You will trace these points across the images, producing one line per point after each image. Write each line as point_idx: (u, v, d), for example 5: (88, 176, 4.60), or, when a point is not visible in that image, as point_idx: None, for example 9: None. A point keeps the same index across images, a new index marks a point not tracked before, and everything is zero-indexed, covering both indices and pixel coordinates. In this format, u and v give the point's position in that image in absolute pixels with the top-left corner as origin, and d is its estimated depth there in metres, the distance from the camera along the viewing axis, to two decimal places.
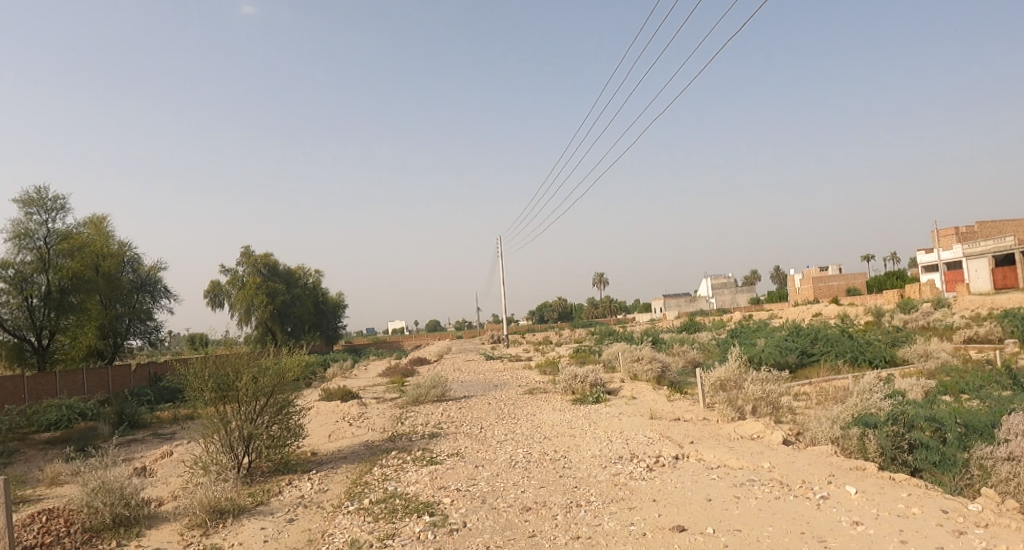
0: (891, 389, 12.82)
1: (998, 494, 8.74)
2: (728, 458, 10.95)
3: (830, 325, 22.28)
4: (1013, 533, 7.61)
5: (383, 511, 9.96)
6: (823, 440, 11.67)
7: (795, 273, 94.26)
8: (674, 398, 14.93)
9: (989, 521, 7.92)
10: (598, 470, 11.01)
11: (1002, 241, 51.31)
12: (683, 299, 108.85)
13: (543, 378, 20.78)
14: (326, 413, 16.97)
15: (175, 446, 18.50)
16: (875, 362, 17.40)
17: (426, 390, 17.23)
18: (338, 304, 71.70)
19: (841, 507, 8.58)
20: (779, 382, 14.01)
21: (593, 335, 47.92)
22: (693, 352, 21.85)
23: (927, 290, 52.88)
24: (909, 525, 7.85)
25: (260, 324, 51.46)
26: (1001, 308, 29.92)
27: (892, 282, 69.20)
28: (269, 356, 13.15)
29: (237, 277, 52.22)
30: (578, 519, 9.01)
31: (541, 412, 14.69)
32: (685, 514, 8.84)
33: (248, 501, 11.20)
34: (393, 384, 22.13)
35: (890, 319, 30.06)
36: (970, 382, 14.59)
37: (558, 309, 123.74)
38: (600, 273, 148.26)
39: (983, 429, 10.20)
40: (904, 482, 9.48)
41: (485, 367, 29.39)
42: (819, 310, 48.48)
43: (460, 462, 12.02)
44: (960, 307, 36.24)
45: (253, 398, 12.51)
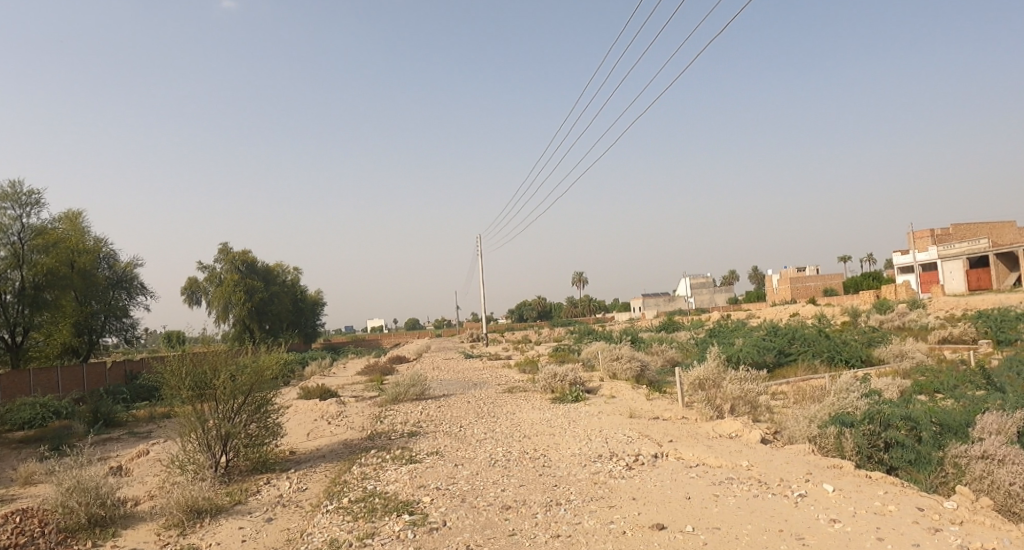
0: (868, 388, 12.95)
1: (972, 492, 8.85)
2: (707, 456, 11.00)
3: (807, 325, 22.54)
4: (988, 530, 7.74)
5: (362, 510, 9.89)
6: (800, 439, 11.77)
7: (774, 274, 95.21)
8: (653, 397, 14.96)
9: (964, 518, 8.03)
10: (577, 469, 11.01)
11: (977, 242, 52.14)
12: (664, 298, 109.47)
13: (523, 377, 20.75)
14: (305, 412, 16.84)
15: (151, 445, 18.24)
16: (852, 361, 17.59)
17: (405, 389, 17.11)
18: (318, 302, 71.24)
19: (819, 505, 8.65)
20: (757, 381, 14.08)
21: (572, 334, 48.03)
22: (672, 351, 21.95)
23: (902, 290, 53.70)
24: (886, 522, 7.94)
25: (241, 322, 51.01)
26: (973, 310, 30.48)
27: (869, 283, 70.12)
28: (246, 354, 13.00)
29: (215, 274, 51.59)
30: (558, 518, 9.00)
31: (521, 411, 14.65)
32: (665, 512, 8.86)
33: (226, 500, 11.07)
34: (371, 383, 21.97)
35: (865, 319, 30.43)
36: (945, 381, 14.81)
37: (538, 309, 124.07)
38: (580, 273, 148.58)
39: (958, 428, 10.31)
40: (880, 480, 9.58)
41: (464, 366, 29.30)
42: (797, 310, 49.01)
43: (439, 461, 11.97)
44: (935, 307, 37.23)
45: (231, 397, 12.38)
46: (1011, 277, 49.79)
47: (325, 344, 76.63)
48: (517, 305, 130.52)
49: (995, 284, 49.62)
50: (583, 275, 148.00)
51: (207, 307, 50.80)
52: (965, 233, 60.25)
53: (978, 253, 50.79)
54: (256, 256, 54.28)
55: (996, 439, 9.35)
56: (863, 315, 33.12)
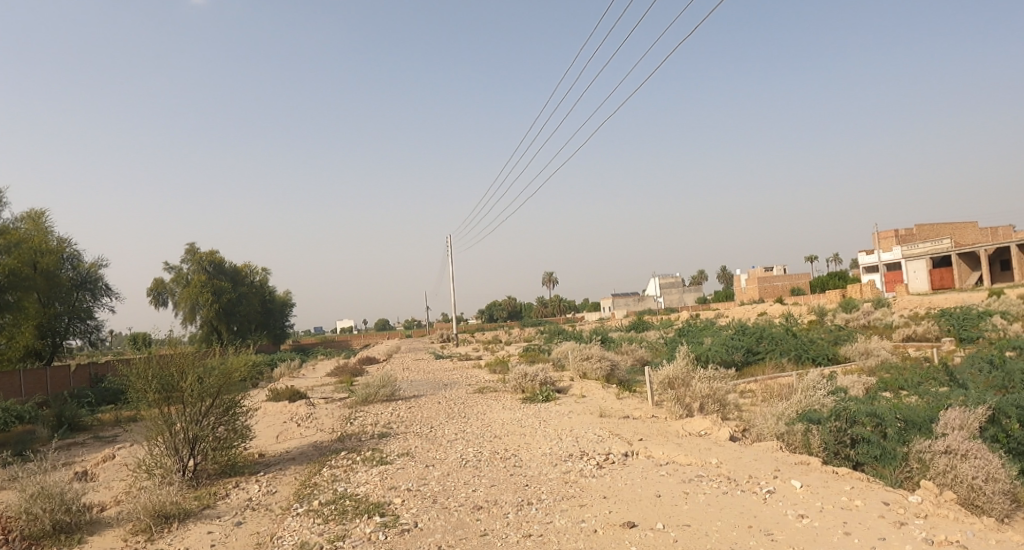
0: (834, 386, 13.17)
1: (936, 486, 9.09)
2: (677, 454, 11.10)
3: (774, 324, 22.77)
4: (952, 523, 7.92)
5: (333, 512, 9.82)
6: (769, 436, 11.94)
7: (742, 273, 96.30)
8: (624, 397, 15.02)
9: (928, 512, 8.21)
10: (548, 468, 11.04)
11: (940, 242, 53.38)
12: (633, 298, 110.30)
13: (493, 377, 20.76)
14: (274, 414, 16.62)
15: (118, 449, 17.87)
16: (818, 359, 17.86)
17: (376, 390, 16.99)
18: (286, 302, 70.50)
19: (787, 501, 8.78)
20: (725, 379, 14.21)
21: (543, 334, 48.19)
22: (641, 350, 22.08)
23: (867, 290, 54.80)
24: (852, 517, 8.08)
25: (208, 323, 50.29)
26: (936, 309, 31.18)
27: (835, 282, 71.38)
28: (213, 356, 12.80)
29: (181, 274, 50.74)
30: (529, 517, 9.01)
31: (492, 410, 14.64)
32: (636, 510, 8.93)
33: (194, 504, 10.91)
34: (341, 384, 21.76)
35: (832, 318, 30.87)
36: (909, 378, 15.10)
37: (508, 308, 124.96)
38: (550, 274, 149.66)
39: (923, 424, 10.56)
40: (847, 475, 9.76)
41: (434, 366, 29.15)
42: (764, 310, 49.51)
43: (410, 462, 11.92)
44: (899, 305, 38.07)
45: (198, 399, 12.19)
46: (973, 276, 50.95)
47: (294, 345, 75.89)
48: (487, 307, 130.89)
49: (957, 283, 50.80)
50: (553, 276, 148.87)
51: (174, 308, 49.93)
52: (928, 233, 61.61)
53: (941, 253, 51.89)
54: (223, 257, 53.50)
55: (958, 434, 9.60)
56: (830, 314, 33.57)
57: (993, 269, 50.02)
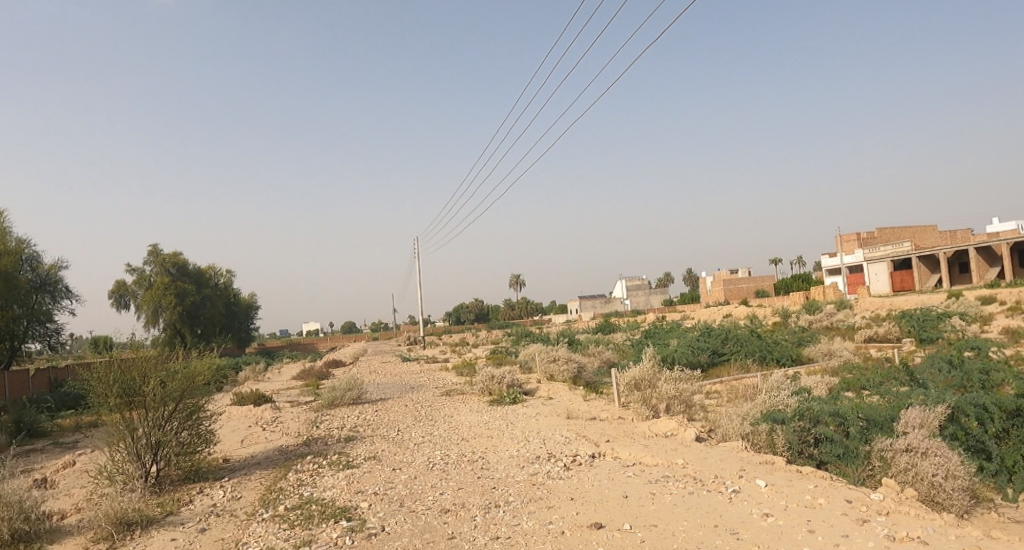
0: (797, 386, 13.39)
1: (897, 484, 9.30)
2: (643, 455, 11.18)
3: (739, 325, 23.08)
4: (913, 520, 8.10)
5: (299, 518, 9.70)
6: (734, 436, 12.09)
7: (709, 276, 97.57)
8: (590, 398, 15.08)
9: (890, 509, 8.39)
10: (515, 470, 11.04)
11: (901, 245, 54.70)
12: (600, 300, 110.93)
13: (460, 380, 20.70)
14: (238, 418, 16.37)
15: (78, 456, 17.43)
16: (782, 360, 18.15)
17: (342, 393, 16.83)
18: (251, 305, 69.49)
19: (752, 500, 8.90)
20: (691, 380, 14.37)
21: (509, 335, 48.19)
22: (607, 352, 22.21)
23: (830, 291, 55.90)
24: (816, 515, 8.21)
25: (171, 326, 49.42)
26: (895, 311, 31.92)
27: (799, 285, 72.70)
28: (177, 360, 12.56)
29: (144, 276, 49.90)
30: (497, 519, 9.00)
31: (459, 413, 14.59)
32: (603, 511, 8.97)
33: (157, 511, 10.69)
34: (307, 387, 21.54)
35: (795, 319, 31.38)
36: (871, 378, 15.42)
37: (475, 311, 124.92)
38: (517, 277, 150.03)
39: (884, 423, 10.80)
40: (811, 474, 9.93)
41: (400, 369, 28.95)
42: (729, 312, 50.11)
43: (377, 465, 11.82)
44: (861, 307, 38.91)
45: (161, 403, 11.96)
46: (932, 278, 52.28)
47: (261, 348, 74.79)
48: (453, 310, 130.75)
49: (917, 285, 52.01)
50: (520, 280, 149.41)
51: (136, 310, 48.94)
52: (889, 237, 63.10)
53: (902, 256, 53.12)
54: (187, 259, 52.83)
55: (918, 432, 9.84)
56: (792, 316, 34.10)
57: (951, 271, 51.36)
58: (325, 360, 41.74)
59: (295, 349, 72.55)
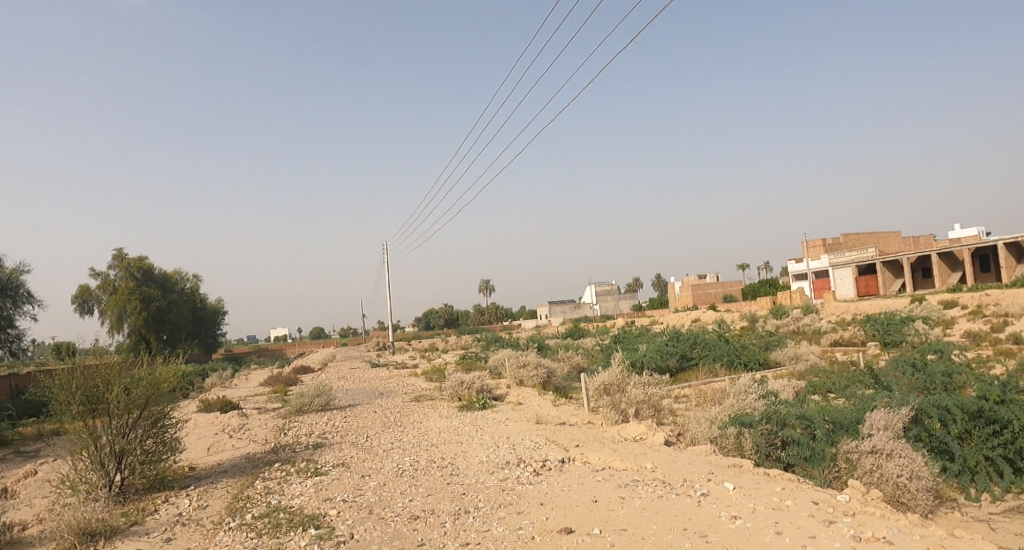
0: (765, 390, 13.57)
1: (863, 485, 9.47)
2: (612, 460, 11.25)
3: (707, 330, 23.31)
4: (879, 520, 8.25)
5: (266, 526, 9.57)
6: (702, 440, 12.20)
7: (678, 282, 98.58)
8: (560, 404, 15.12)
9: (856, 510, 8.54)
10: (485, 476, 11.02)
11: (865, 251, 55.82)
12: (570, 306, 111.28)
13: (430, 386, 20.61)
14: (205, 425, 16.11)
15: (39, 465, 16.99)
16: (750, 364, 18.37)
17: (310, 399, 16.66)
18: (218, 310, 68.45)
19: (720, 503, 8.99)
20: (659, 385, 14.49)
21: (480, 341, 48.03)
22: (577, 357, 22.28)
23: (796, 296, 56.81)
24: (783, 517, 8.32)
25: (136, 331, 48.51)
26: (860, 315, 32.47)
27: (766, 290, 73.78)
28: (142, 366, 12.31)
29: (109, 281, 49.02)
30: (467, 525, 8.97)
31: (428, 419, 14.54)
32: (573, 516, 9.00)
33: (122, 521, 10.46)
34: (275, 393, 21.29)
35: (762, 324, 31.79)
36: (837, 381, 15.68)
37: (444, 316, 124.56)
38: (487, 282, 150.05)
39: (849, 425, 11.00)
40: (779, 477, 10.06)
41: (368, 375, 28.74)
42: (698, 316, 50.64)
43: (346, 472, 11.71)
44: (828, 311, 39.61)
45: (125, 411, 11.72)
46: (896, 283, 53.40)
47: (228, 354, 73.56)
48: (423, 316, 130.28)
49: (882, 290, 53.06)
50: (489, 285, 149.40)
51: (100, 316, 47.95)
52: (854, 243, 64.35)
53: (866, 261, 54.19)
54: (152, 263, 52.03)
55: (883, 434, 10.05)
56: (760, 321, 34.60)
57: (915, 276, 52.52)
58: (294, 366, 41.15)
59: (264, 355, 71.39)
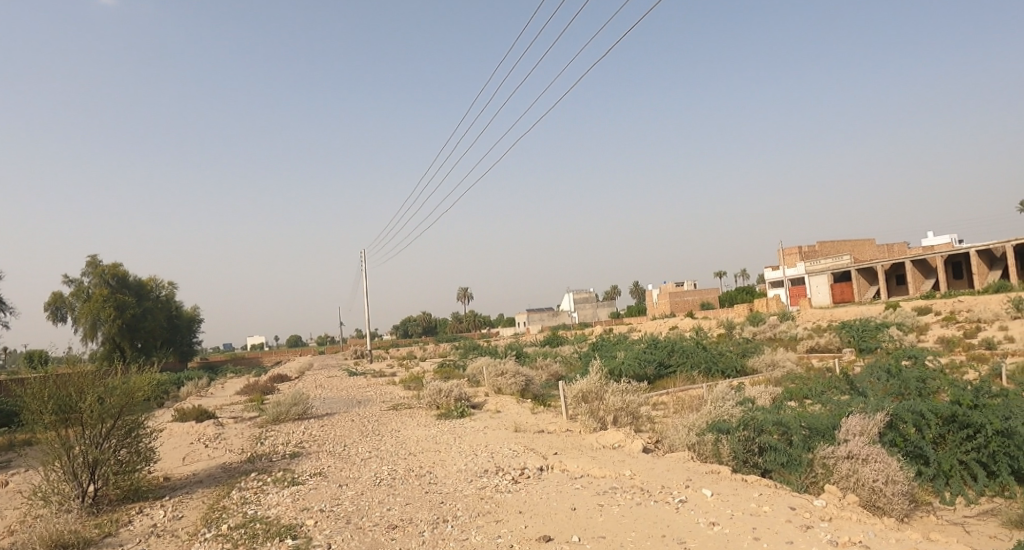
0: (741, 396, 13.70)
1: (840, 490, 9.59)
2: (591, 467, 11.29)
3: (684, 338, 23.46)
4: (855, 525, 8.37)
5: (242, 537, 9.46)
6: (680, 446, 12.28)
7: (655, 289, 99.21)
8: (538, 411, 15.14)
9: (833, 515, 8.65)
10: (463, 484, 11.00)
11: (840, 259, 56.65)
12: (547, 313, 111.43)
13: (408, 394, 20.54)
14: (180, 435, 15.89)
15: (8, 476, 16.64)
16: (728, 372, 18.54)
17: (287, 408, 16.52)
18: (194, 318, 67.64)
19: (698, 509, 9.05)
20: (638, 392, 14.57)
21: (458, 349, 47.93)
22: (555, 365, 22.33)
23: (773, 303, 57.36)
24: (761, 522, 8.40)
25: (110, 339, 47.83)
26: (835, 322, 32.87)
27: (743, 297, 74.47)
28: (116, 375, 12.16)
29: (82, 288, 48.42)
30: (445, 534, 8.94)
31: (407, 427, 14.49)
32: (551, 523, 9.01)
33: (94, 532, 10.29)
34: (251, 403, 21.08)
35: (739, 332, 32.07)
36: (813, 387, 15.87)
37: (422, 324, 124.18)
38: (466, 290, 149.90)
39: (825, 431, 11.13)
40: (756, 482, 10.16)
41: (345, 383, 28.55)
42: (676, 324, 51.01)
43: (323, 482, 11.63)
44: (803, 319, 40.02)
45: (99, 421, 11.55)
46: (871, 290, 54.17)
47: (203, 363, 72.56)
48: (401, 323, 129.72)
49: (857, 297, 53.78)
50: (468, 292, 149.26)
51: (73, 324, 47.23)
52: (830, 250, 65.27)
53: (842, 268, 54.96)
54: (127, 270, 51.49)
55: (858, 440, 10.20)
56: (737, 328, 34.89)
57: (889, 283, 53.33)
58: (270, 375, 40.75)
59: (240, 363, 70.57)
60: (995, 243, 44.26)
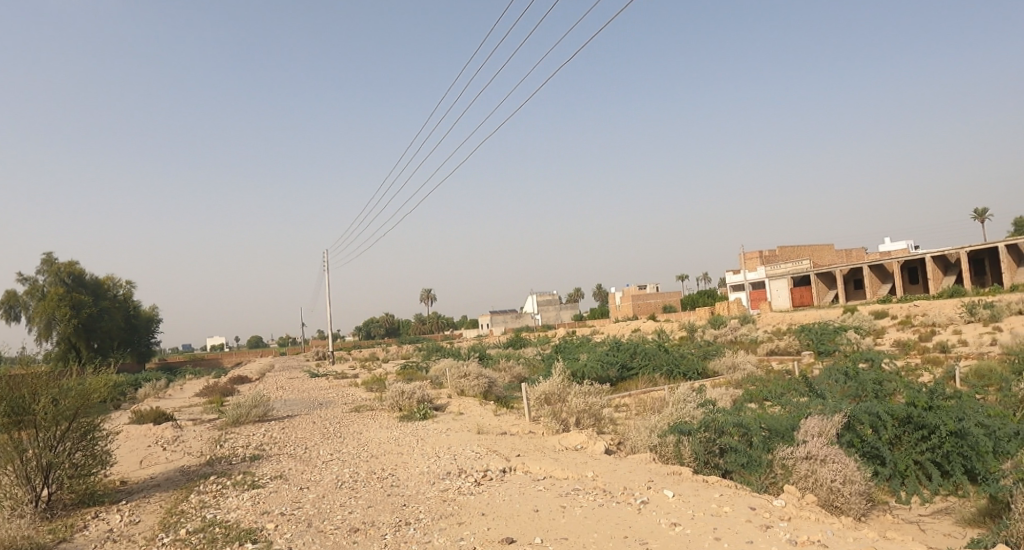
0: (703, 398, 13.93)
1: (799, 490, 9.81)
2: (553, 469, 11.38)
3: (645, 340, 23.75)
4: (813, 524, 8.58)
5: (201, 542, 9.32)
6: (641, 448, 12.44)
7: (618, 291, 100.22)
8: (501, 413, 15.21)
9: (792, 514, 8.85)
10: (426, 487, 11.00)
11: (801, 264, 57.89)
12: (511, 315, 111.53)
13: (370, 395, 20.43)
14: (137, 437, 15.59)
15: None
16: (689, 374, 18.83)
17: (248, 410, 16.32)
18: (152, 319, 66.29)
19: (659, 510, 9.19)
20: (600, 394, 14.72)
21: (421, 350, 47.78)
22: (519, 367, 22.41)
23: (734, 306, 58.29)
24: (721, 522, 8.57)
25: (65, 339, 46.61)
26: (794, 325, 33.56)
27: (704, 300, 75.52)
28: (71, 376, 11.89)
29: (37, 287, 47.28)
30: (407, 537, 8.93)
31: (369, 429, 14.43)
32: (514, 525, 9.07)
33: (48, 538, 10.04)
34: (210, 404, 20.76)
35: (700, 334, 32.54)
36: (773, 389, 16.21)
37: (385, 325, 123.43)
38: (430, 291, 149.45)
39: (784, 432, 11.37)
40: (716, 483, 10.35)
41: (306, 385, 28.24)
42: (639, 326, 51.54)
43: (284, 485, 11.52)
44: (764, 322, 40.65)
45: (53, 423, 11.28)
46: (829, 294, 55.38)
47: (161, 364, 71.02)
48: (364, 324, 128.72)
49: (816, 300, 54.77)
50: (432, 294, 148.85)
51: (27, 323, 45.97)
52: (790, 255, 66.64)
53: (802, 272, 56.13)
54: (84, 269, 50.41)
55: (817, 440, 10.46)
56: (698, 330, 35.41)
57: (847, 287, 54.52)
58: (230, 376, 40.15)
59: (199, 365, 69.26)
60: (951, 249, 45.63)
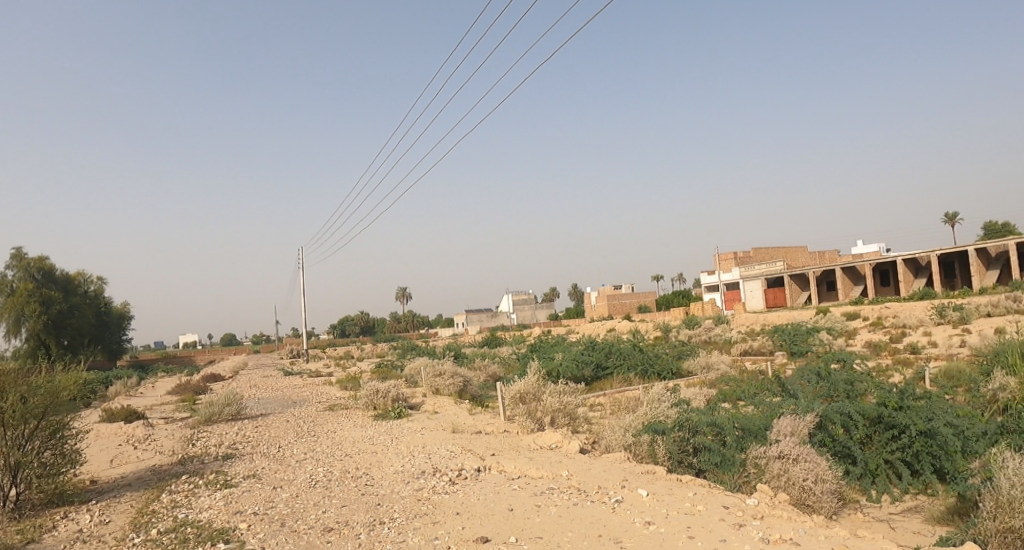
0: (677, 398, 14.07)
1: (771, 489, 9.96)
2: (528, 468, 11.44)
3: (619, 339, 23.93)
4: (786, 522, 8.73)
5: (173, 542, 9.24)
6: (616, 447, 12.54)
7: (593, 291, 100.75)
8: (477, 412, 15.23)
9: (765, 513, 8.99)
10: (400, 486, 10.99)
11: (775, 265, 58.65)
12: (487, 315, 111.46)
13: (345, 394, 20.34)
14: (107, 437, 15.37)
15: None
16: (663, 374, 19.01)
17: (220, 409, 16.16)
18: (124, 316, 65.30)
19: (633, 509, 9.29)
20: (575, 393, 14.81)
21: (396, 349, 47.62)
22: (494, 366, 22.46)
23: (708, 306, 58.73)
24: (695, 521, 8.68)
25: (34, 336, 45.78)
26: (767, 326, 34.03)
27: (679, 301, 76.10)
28: (40, 374, 11.73)
29: (5, 282, 46.41)
30: (382, 537, 8.92)
31: (343, 428, 14.37)
32: (489, 524, 9.10)
33: (15, 539, 9.88)
34: (182, 403, 20.53)
35: (675, 334, 32.83)
36: (746, 389, 16.43)
37: (361, 324, 122.75)
38: (407, 290, 148.95)
39: (758, 432, 11.53)
40: (690, 482, 10.47)
41: (279, 383, 28.02)
42: (614, 326, 51.83)
43: (258, 484, 11.44)
44: (737, 323, 41.08)
45: (21, 421, 11.12)
46: (802, 295, 56.17)
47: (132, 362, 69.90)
48: (340, 323, 127.85)
49: (790, 302, 55.55)
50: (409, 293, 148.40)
51: None
52: (765, 257, 67.48)
53: (776, 274, 56.87)
54: (54, 265, 49.56)
55: (789, 440, 10.64)
56: (672, 330, 35.73)
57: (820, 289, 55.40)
58: (202, 374, 39.70)
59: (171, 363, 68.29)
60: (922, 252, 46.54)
